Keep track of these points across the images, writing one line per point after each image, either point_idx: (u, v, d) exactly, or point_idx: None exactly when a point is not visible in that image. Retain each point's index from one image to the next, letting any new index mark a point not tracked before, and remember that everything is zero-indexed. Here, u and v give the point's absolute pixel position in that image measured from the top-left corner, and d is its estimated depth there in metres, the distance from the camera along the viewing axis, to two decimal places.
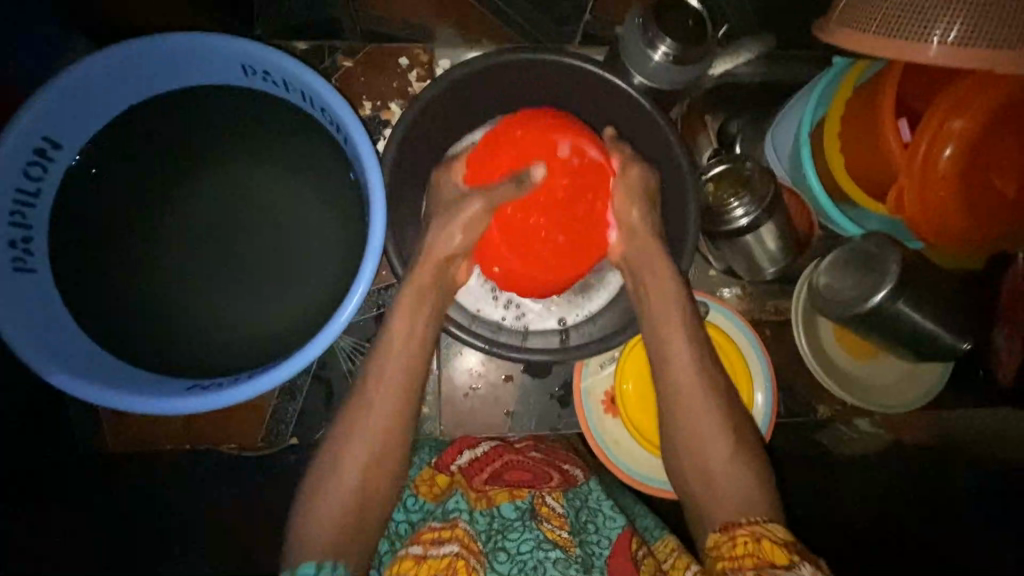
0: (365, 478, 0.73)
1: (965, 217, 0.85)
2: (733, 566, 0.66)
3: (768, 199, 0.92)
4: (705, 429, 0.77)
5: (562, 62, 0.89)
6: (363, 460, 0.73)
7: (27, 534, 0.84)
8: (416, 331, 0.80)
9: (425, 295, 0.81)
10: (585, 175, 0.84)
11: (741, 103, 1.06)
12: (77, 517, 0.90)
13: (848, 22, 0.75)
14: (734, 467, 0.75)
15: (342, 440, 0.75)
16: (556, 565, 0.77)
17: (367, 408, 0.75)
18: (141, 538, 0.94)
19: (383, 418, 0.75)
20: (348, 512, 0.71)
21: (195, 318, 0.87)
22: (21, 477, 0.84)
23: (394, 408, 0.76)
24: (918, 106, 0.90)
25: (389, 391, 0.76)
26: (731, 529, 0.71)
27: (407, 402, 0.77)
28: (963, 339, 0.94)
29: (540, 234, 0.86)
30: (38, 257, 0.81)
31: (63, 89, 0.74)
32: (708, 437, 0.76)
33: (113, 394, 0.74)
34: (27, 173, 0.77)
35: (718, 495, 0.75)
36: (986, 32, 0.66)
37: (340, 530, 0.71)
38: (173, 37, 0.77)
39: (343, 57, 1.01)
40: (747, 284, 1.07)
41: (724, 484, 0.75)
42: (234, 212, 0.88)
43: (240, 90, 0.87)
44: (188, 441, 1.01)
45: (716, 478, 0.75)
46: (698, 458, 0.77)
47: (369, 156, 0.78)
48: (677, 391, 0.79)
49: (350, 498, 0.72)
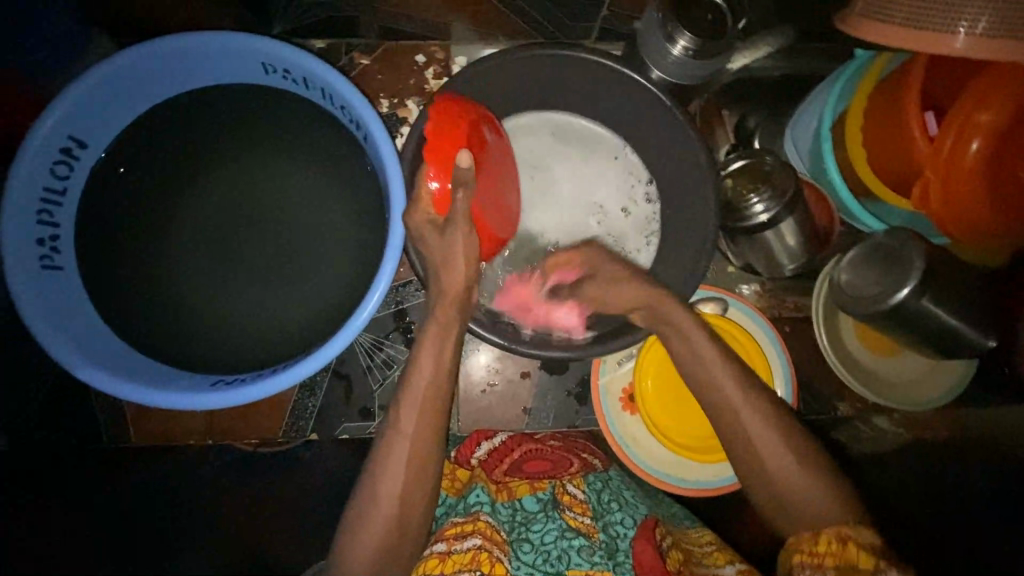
0: (402, 505, 0.73)
1: (991, 211, 0.83)
2: (812, 561, 0.65)
3: (789, 194, 0.91)
4: (750, 434, 0.73)
5: (577, 56, 0.88)
6: (400, 476, 0.73)
7: (26, 534, 0.89)
8: (444, 355, 0.78)
9: (454, 312, 0.79)
10: (500, 150, 0.86)
11: (762, 97, 1.05)
12: (78, 517, 0.93)
13: (876, 13, 0.73)
14: (794, 464, 0.71)
15: (373, 462, 0.75)
16: (580, 553, 0.75)
17: (400, 430, 0.75)
18: (141, 537, 0.95)
19: (416, 440, 0.75)
20: (387, 529, 0.72)
21: (215, 312, 0.88)
22: (20, 478, 0.93)
23: (427, 432, 0.75)
24: (942, 97, 0.89)
25: (424, 414, 0.76)
26: (818, 528, 0.67)
27: (437, 425, 0.76)
28: (987, 336, 0.93)
29: (484, 207, 0.82)
30: (65, 254, 0.82)
31: (87, 89, 0.76)
32: (753, 433, 0.73)
33: (154, 397, 0.76)
34: (53, 171, 0.78)
35: (792, 490, 0.70)
36: (1015, 21, 0.65)
37: (378, 550, 0.71)
38: (191, 36, 0.77)
39: (359, 55, 1.03)
40: (767, 281, 1.06)
41: (786, 486, 0.70)
42: (240, 211, 0.89)
43: (259, 88, 0.88)
44: (210, 437, 1.02)
45: (782, 473, 0.71)
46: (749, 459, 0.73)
47: (389, 151, 0.78)
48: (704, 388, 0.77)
49: (387, 520, 0.72)
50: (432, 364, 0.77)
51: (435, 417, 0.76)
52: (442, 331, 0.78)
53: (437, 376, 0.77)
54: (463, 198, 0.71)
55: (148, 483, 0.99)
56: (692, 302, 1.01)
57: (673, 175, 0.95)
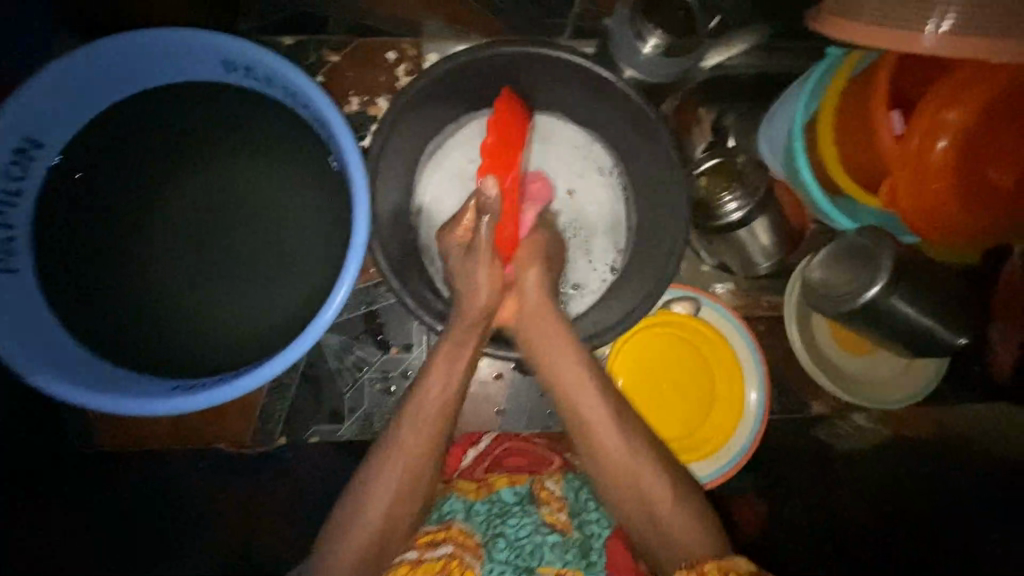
0: (395, 503, 0.75)
1: (962, 212, 0.84)
2: None
3: (760, 192, 0.93)
4: (630, 467, 0.77)
5: (549, 54, 0.86)
6: (389, 502, 0.74)
7: (26, 533, 0.86)
8: (454, 375, 0.80)
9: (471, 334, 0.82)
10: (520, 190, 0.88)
11: (732, 95, 1.04)
12: (78, 517, 0.92)
13: (842, 12, 0.73)
14: (673, 503, 0.75)
15: (362, 476, 0.77)
16: (553, 549, 0.76)
17: (392, 450, 0.77)
18: (141, 538, 0.96)
19: (410, 451, 0.77)
20: (370, 539, 0.73)
21: (177, 317, 0.86)
22: (21, 478, 0.87)
23: (423, 445, 0.77)
24: (913, 94, 0.88)
25: (429, 426, 0.78)
26: (696, 567, 0.68)
27: (437, 443, 0.78)
28: (959, 334, 0.92)
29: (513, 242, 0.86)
30: (22, 256, 0.80)
31: (52, 79, 0.74)
32: (640, 467, 0.77)
33: (143, 404, 0.74)
34: (9, 172, 0.77)
35: (668, 535, 0.74)
36: (983, 19, 0.64)
37: (366, 554, 0.73)
38: (150, 35, 0.76)
39: (329, 52, 1.00)
40: (741, 280, 1.05)
41: (672, 528, 0.74)
42: (234, 209, 0.88)
43: (221, 87, 0.86)
44: (178, 441, 1.00)
45: (662, 517, 0.75)
46: (638, 504, 0.76)
47: (353, 150, 0.77)
48: (593, 434, 0.79)
49: (374, 523, 0.73)
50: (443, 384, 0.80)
51: (429, 427, 0.78)
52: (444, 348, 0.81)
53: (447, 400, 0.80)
54: (486, 224, 0.81)
55: (147, 483, 0.98)
56: (661, 302, 1.00)
57: (647, 172, 0.95)
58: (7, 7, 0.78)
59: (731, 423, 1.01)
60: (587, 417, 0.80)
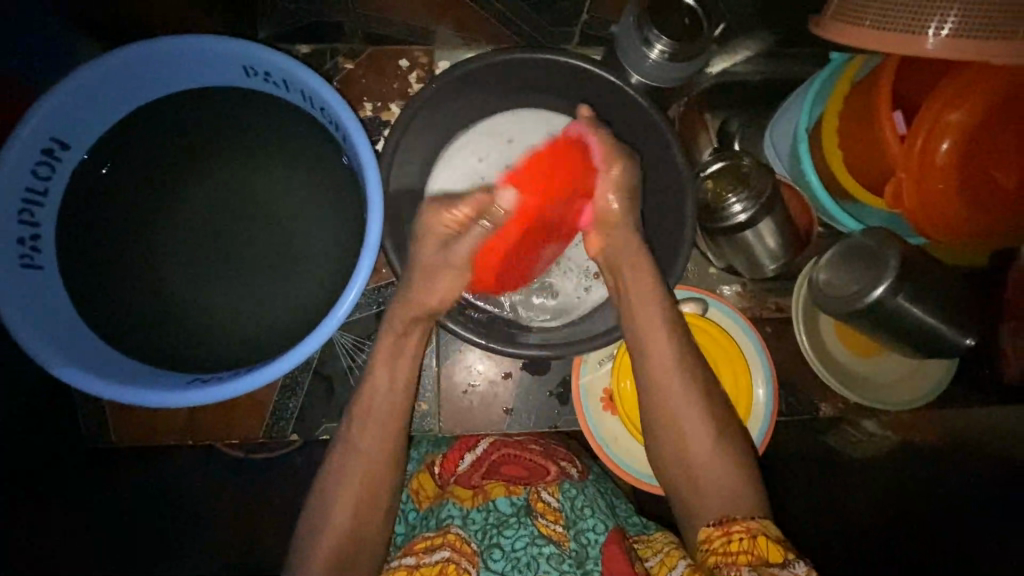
0: (359, 509, 0.75)
1: (965, 212, 0.85)
2: (728, 561, 0.66)
3: (766, 195, 0.92)
4: (683, 413, 0.76)
5: (557, 60, 0.89)
6: (356, 497, 0.75)
7: (28, 534, 0.84)
8: (400, 367, 0.82)
9: (415, 325, 0.82)
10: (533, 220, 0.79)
11: (738, 100, 1.06)
12: (78, 516, 0.91)
13: (845, 17, 0.74)
14: (715, 458, 0.75)
15: (328, 472, 0.78)
16: (549, 560, 0.75)
17: (355, 448, 0.78)
18: (141, 537, 0.97)
19: (374, 449, 0.78)
20: (338, 538, 0.73)
21: (196, 311, 0.88)
22: (21, 478, 0.85)
23: (383, 449, 0.78)
24: (913, 99, 0.90)
25: (382, 425, 0.79)
26: (726, 523, 0.70)
27: (394, 438, 0.80)
28: (965, 335, 0.93)
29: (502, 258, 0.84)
30: (46, 253, 0.83)
31: (87, 79, 0.77)
32: (691, 419, 0.76)
33: (164, 397, 0.76)
34: (36, 172, 0.79)
35: (701, 488, 0.74)
36: (983, 22, 0.65)
37: (337, 552, 0.73)
38: (175, 41, 0.79)
39: (344, 59, 1.02)
40: (748, 282, 1.06)
41: (703, 475, 0.75)
42: (251, 209, 0.90)
43: (241, 92, 0.89)
44: (190, 437, 1.02)
45: (699, 472, 0.75)
46: (679, 454, 0.76)
47: (366, 152, 0.79)
48: (656, 373, 0.77)
49: (343, 522, 0.74)
50: (389, 373, 0.82)
51: (394, 423, 0.80)
52: (398, 339, 0.82)
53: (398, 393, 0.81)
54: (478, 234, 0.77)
55: (149, 483, 1.00)
56: None
57: (652, 176, 0.97)
58: (6, 8, 0.74)
59: (740, 422, 1.01)
60: (655, 355, 0.78)
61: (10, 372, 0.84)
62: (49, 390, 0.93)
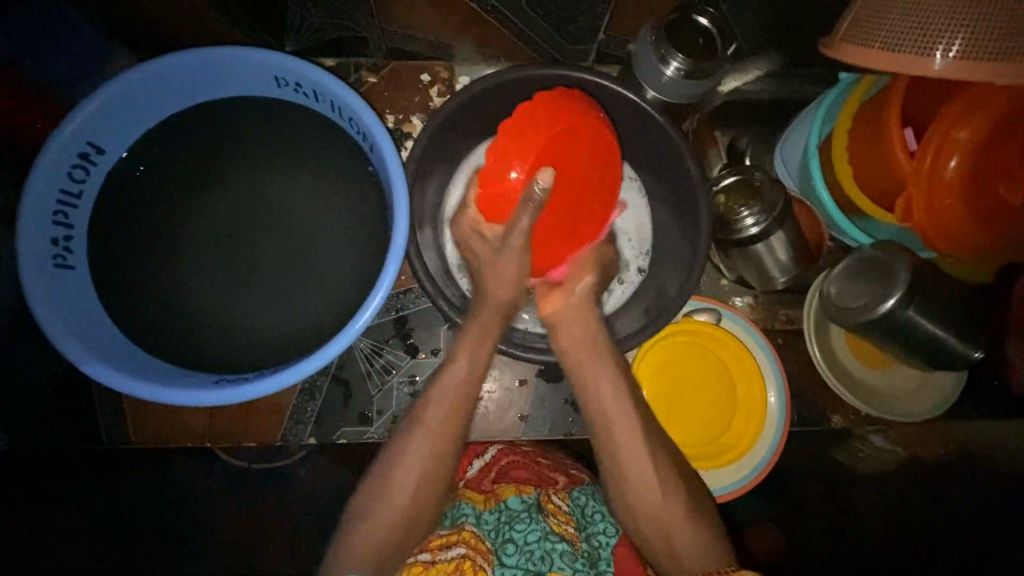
0: (418, 484, 0.76)
1: (972, 228, 0.88)
2: None
3: (778, 209, 0.94)
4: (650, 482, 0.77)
5: (576, 75, 0.91)
6: (417, 477, 0.76)
7: (27, 535, 0.86)
8: (479, 362, 0.83)
9: (481, 344, 0.84)
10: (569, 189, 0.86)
11: (745, 120, 1.11)
12: (79, 517, 0.93)
13: (856, 39, 0.77)
14: (689, 527, 0.76)
15: (390, 451, 0.79)
16: (562, 557, 0.76)
17: (426, 424, 0.79)
18: (142, 538, 0.98)
19: (438, 433, 0.78)
20: (396, 517, 0.74)
21: (208, 313, 0.90)
22: (21, 477, 0.86)
23: (442, 442, 0.78)
24: (922, 118, 0.93)
25: (448, 409, 0.80)
26: None
27: (460, 428, 0.80)
28: (972, 348, 0.95)
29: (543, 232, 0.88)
30: (77, 254, 0.85)
31: (105, 98, 0.80)
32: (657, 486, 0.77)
33: (192, 394, 0.77)
34: (70, 174, 0.82)
35: (680, 557, 0.76)
36: (990, 43, 0.67)
37: (390, 537, 0.74)
38: (213, 51, 0.82)
39: (367, 73, 1.08)
40: (759, 294, 1.08)
41: (680, 541, 0.76)
42: (270, 214, 0.92)
43: (277, 104, 0.91)
44: (209, 440, 1.03)
45: (676, 540, 0.76)
46: (658, 529, 0.77)
47: (393, 160, 0.82)
48: (619, 440, 0.79)
49: (405, 505, 0.75)
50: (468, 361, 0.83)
51: (462, 413, 0.81)
52: (479, 334, 0.84)
53: (457, 395, 0.81)
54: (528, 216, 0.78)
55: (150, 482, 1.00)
56: (683, 312, 1.04)
57: (667, 187, 0.99)
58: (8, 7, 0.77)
59: (752, 430, 1.02)
60: (619, 430, 0.80)
61: (8, 372, 0.85)
62: (54, 388, 0.93)
